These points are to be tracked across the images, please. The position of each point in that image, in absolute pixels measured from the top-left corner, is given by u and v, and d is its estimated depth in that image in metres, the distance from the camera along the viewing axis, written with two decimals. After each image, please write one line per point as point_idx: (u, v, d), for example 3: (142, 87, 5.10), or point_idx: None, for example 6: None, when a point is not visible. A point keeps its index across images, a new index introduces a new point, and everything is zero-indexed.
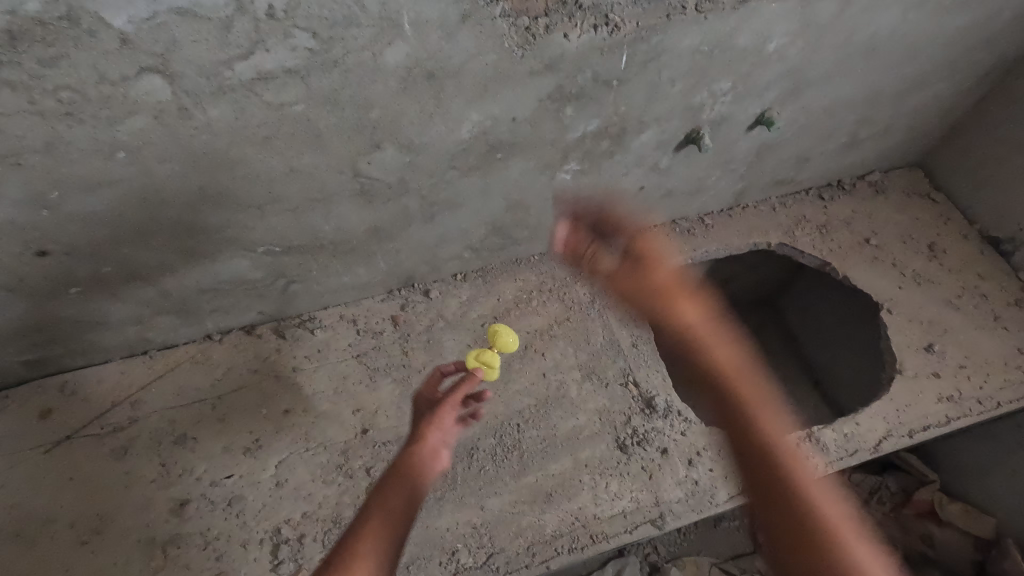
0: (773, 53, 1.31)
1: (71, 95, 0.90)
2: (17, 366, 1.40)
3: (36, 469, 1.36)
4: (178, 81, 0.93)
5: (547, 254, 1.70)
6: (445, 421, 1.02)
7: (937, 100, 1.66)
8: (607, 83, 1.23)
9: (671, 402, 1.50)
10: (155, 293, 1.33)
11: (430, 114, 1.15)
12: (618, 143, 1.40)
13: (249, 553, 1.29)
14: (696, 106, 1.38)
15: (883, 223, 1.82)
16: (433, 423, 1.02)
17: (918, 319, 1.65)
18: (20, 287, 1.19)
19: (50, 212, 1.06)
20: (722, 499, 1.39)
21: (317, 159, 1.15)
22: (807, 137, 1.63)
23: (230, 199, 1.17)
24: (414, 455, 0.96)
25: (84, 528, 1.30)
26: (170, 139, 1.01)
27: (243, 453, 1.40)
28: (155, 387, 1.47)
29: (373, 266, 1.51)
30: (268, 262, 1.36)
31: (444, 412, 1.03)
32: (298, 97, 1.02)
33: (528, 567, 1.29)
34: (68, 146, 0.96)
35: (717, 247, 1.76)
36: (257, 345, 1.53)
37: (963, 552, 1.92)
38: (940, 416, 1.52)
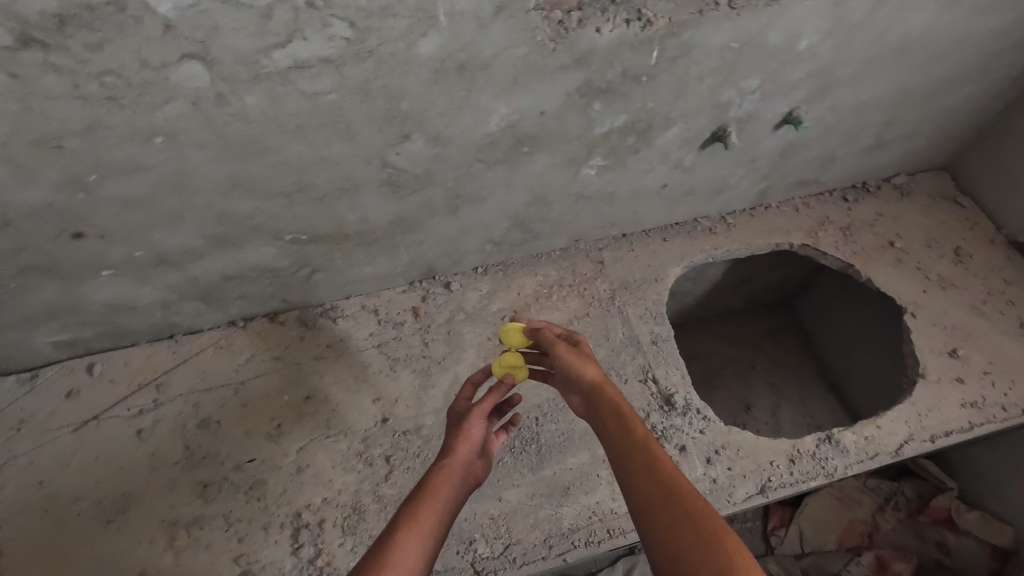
0: (804, 51, 1.30)
1: (114, 81, 0.91)
2: (47, 347, 1.43)
3: (64, 447, 1.39)
4: (217, 68, 0.95)
5: (567, 250, 1.71)
6: (474, 433, 1.03)
7: (968, 103, 1.64)
8: (636, 78, 1.23)
9: (690, 399, 1.50)
10: (183, 278, 1.35)
11: (459, 106, 1.16)
12: (644, 139, 1.40)
13: (270, 537, 1.31)
14: (723, 104, 1.38)
15: (908, 226, 1.80)
16: (463, 434, 1.03)
17: (942, 323, 1.63)
18: (55, 269, 1.21)
19: (87, 195, 1.08)
20: (740, 497, 1.38)
21: (347, 149, 1.16)
22: (833, 138, 1.62)
23: (260, 187, 1.18)
24: (450, 462, 0.98)
25: (110, 506, 1.33)
26: (206, 126, 1.03)
27: (265, 438, 1.42)
28: (180, 371, 1.49)
29: (396, 258, 1.52)
30: (294, 250, 1.38)
31: (475, 422, 1.04)
32: (332, 86, 1.03)
33: (545, 559, 1.30)
34: (108, 131, 0.98)
35: (738, 246, 1.75)
36: (280, 333, 1.55)
37: (980, 561, 1.90)
38: (963, 421, 1.50)
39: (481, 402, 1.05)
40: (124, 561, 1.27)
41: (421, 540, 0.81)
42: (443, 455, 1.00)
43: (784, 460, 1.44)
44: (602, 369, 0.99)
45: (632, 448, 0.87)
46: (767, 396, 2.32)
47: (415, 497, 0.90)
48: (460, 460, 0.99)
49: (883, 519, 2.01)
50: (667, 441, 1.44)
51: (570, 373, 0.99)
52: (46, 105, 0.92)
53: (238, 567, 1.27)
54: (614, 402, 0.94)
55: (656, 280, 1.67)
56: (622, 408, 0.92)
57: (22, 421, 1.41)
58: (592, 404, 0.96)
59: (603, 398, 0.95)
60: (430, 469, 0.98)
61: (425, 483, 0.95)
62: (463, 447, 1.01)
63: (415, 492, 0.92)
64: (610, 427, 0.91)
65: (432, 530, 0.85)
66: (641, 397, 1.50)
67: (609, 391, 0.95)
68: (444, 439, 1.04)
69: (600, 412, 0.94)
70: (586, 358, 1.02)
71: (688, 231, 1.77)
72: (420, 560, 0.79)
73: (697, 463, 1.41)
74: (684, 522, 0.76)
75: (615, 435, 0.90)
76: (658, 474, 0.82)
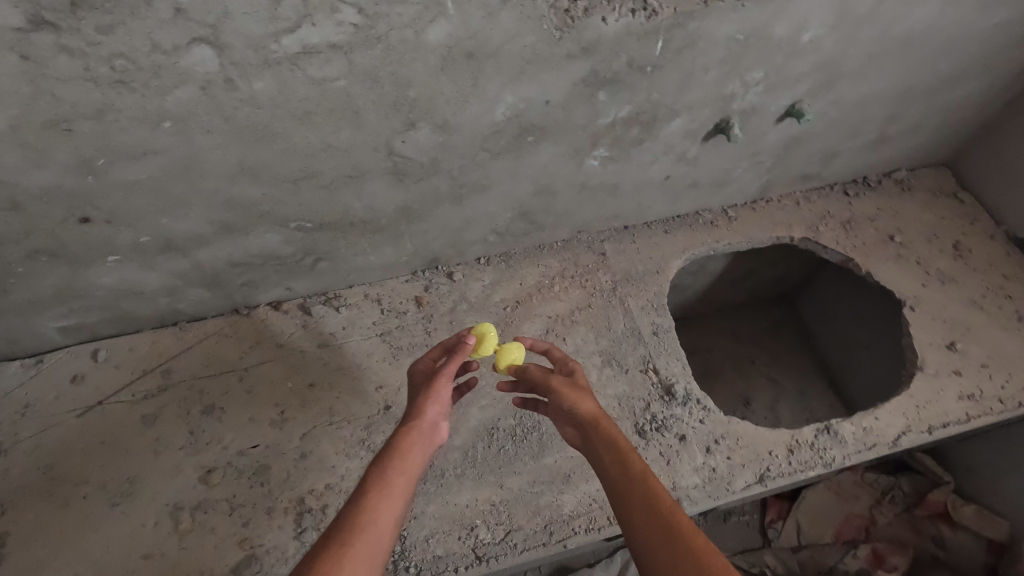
0: (809, 44, 1.31)
1: (125, 64, 0.92)
2: (53, 332, 1.44)
3: (69, 431, 1.40)
4: (227, 53, 0.95)
5: (570, 242, 1.72)
6: (442, 395, 1.08)
7: (970, 99, 1.65)
8: (642, 69, 1.24)
9: (690, 390, 1.51)
10: (189, 265, 1.36)
11: (466, 95, 1.17)
12: (648, 130, 1.41)
13: (274, 521, 1.32)
14: (727, 97, 1.39)
15: (908, 222, 1.81)
16: (430, 396, 1.08)
17: (941, 317, 1.64)
18: (62, 253, 1.22)
19: (96, 178, 1.09)
20: (739, 486, 1.40)
21: (354, 136, 1.17)
22: (836, 132, 1.63)
23: (267, 173, 1.19)
24: (417, 424, 1.03)
25: (114, 490, 1.34)
26: (215, 110, 1.03)
27: (268, 424, 1.43)
28: (185, 357, 1.50)
29: (400, 247, 1.53)
30: (300, 238, 1.39)
31: (443, 384, 1.09)
32: (340, 72, 1.04)
33: (545, 545, 1.31)
34: (119, 114, 0.99)
35: (739, 239, 1.76)
36: (284, 321, 1.56)
37: (975, 554, 1.92)
38: (960, 414, 1.51)
39: (448, 365, 1.11)
40: (128, 544, 1.28)
41: (390, 505, 0.88)
42: (411, 418, 1.04)
43: (783, 450, 1.45)
44: (598, 404, 1.02)
45: (628, 481, 0.89)
46: (766, 391, 2.34)
47: (384, 459, 0.96)
48: (427, 422, 1.04)
49: (880, 513, 2.03)
50: (667, 430, 1.45)
51: (566, 406, 1.02)
52: (57, 87, 0.92)
53: (242, 551, 1.28)
54: (610, 435, 0.96)
55: (658, 272, 1.69)
56: (619, 439, 0.95)
57: (27, 405, 1.42)
58: (587, 435, 0.98)
59: (598, 429, 0.97)
60: (397, 431, 1.02)
61: (393, 444, 1.00)
62: (431, 409, 1.06)
63: (384, 454, 0.97)
64: (605, 458, 0.93)
65: (403, 491, 0.92)
66: (642, 387, 1.51)
67: (605, 423, 0.98)
68: (411, 403, 1.08)
69: (596, 443, 0.96)
70: (581, 390, 1.05)
71: (690, 224, 1.78)
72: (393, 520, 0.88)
73: (697, 452, 1.43)
74: (681, 556, 0.77)
75: (610, 466, 0.92)
76: (656, 509, 0.84)
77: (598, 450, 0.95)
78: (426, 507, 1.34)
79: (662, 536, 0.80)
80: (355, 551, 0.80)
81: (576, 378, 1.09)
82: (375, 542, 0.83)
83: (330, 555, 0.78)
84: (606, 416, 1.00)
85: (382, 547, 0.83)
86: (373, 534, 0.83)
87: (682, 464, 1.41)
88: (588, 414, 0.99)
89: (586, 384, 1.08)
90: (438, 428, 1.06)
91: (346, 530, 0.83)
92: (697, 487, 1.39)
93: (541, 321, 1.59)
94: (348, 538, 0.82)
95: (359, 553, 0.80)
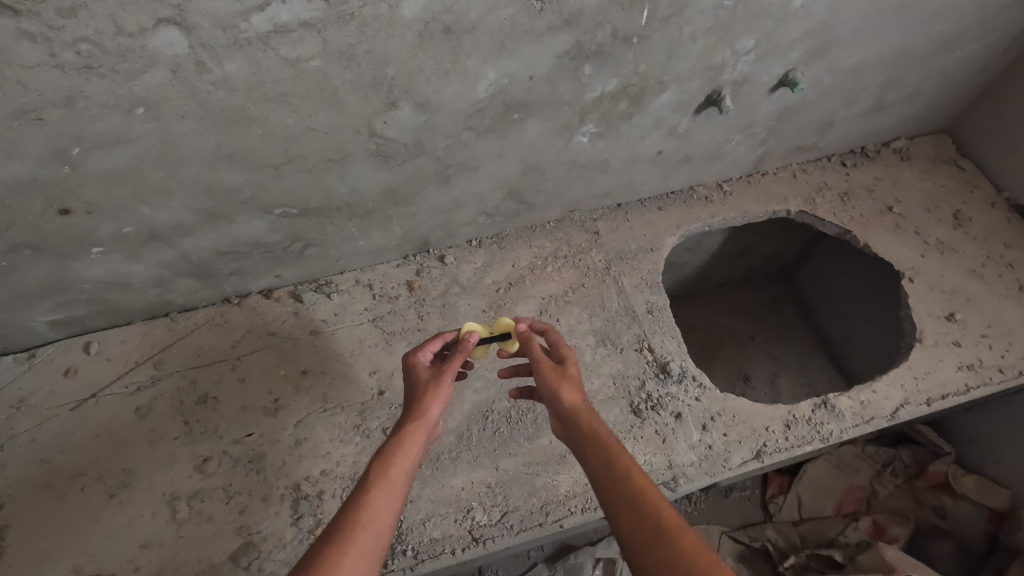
0: (800, 9, 1.27)
1: (90, 48, 0.90)
2: (43, 326, 1.43)
3: (64, 424, 1.40)
4: (195, 33, 0.93)
5: (562, 221, 1.70)
6: (444, 389, 1.08)
7: (970, 61, 1.60)
8: (627, 40, 1.21)
9: (686, 367, 1.50)
10: (174, 255, 1.35)
11: (447, 71, 1.14)
12: (637, 104, 1.38)
13: (270, 508, 1.32)
14: (718, 66, 1.35)
15: (907, 191, 1.78)
16: (433, 391, 1.07)
17: (940, 287, 1.62)
18: (44, 247, 1.21)
19: (72, 169, 1.07)
20: (736, 463, 1.39)
21: (333, 118, 1.15)
22: (831, 100, 1.59)
23: (247, 158, 1.17)
24: (418, 419, 1.03)
25: (111, 481, 1.34)
26: (188, 95, 1.01)
27: (263, 413, 1.42)
28: (177, 348, 1.50)
29: (389, 231, 1.51)
30: (286, 224, 1.37)
31: (447, 378, 1.09)
32: (315, 52, 1.01)
33: (542, 526, 1.31)
34: (89, 101, 0.97)
35: (735, 214, 1.73)
36: (275, 308, 1.55)
37: (976, 524, 1.91)
38: (959, 384, 1.50)
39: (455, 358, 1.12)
40: (127, 534, 1.29)
41: (389, 502, 0.88)
42: (412, 412, 1.04)
43: (780, 425, 1.44)
44: (583, 398, 1.03)
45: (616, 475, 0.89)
46: (766, 366, 2.33)
47: (383, 456, 0.95)
48: (429, 417, 1.04)
49: (881, 486, 2.03)
50: (662, 409, 1.44)
51: (553, 399, 1.04)
52: (23, 75, 0.90)
53: (240, 538, 1.29)
54: (594, 430, 0.97)
55: (652, 249, 1.66)
56: (603, 436, 0.95)
57: (22, 399, 1.42)
58: (571, 430, 1.00)
59: (581, 425, 0.99)
60: (398, 424, 1.03)
61: (392, 440, 0.99)
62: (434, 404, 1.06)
63: (383, 450, 0.96)
64: (590, 454, 0.94)
65: (401, 489, 0.91)
66: (637, 366, 1.50)
67: (588, 418, 0.99)
68: (413, 397, 1.08)
69: (580, 438, 0.98)
70: (567, 383, 1.05)
71: (684, 200, 1.75)
72: (393, 518, 0.87)
73: (693, 429, 1.42)
74: (673, 554, 0.77)
75: (598, 461, 0.92)
76: (645, 507, 0.83)
77: (583, 444, 0.96)
78: (422, 491, 1.34)
79: (653, 536, 0.79)
80: (354, 548, 0.80)
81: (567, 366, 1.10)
82: (374, 540, 0.83)
83: (329, 553, 0.78)
84: (590, 411, 1.01)
85: (382, 544, 0.83)
86: (373, 532, 0.83)
87: (678, 441, 1.40)
88: (574, 407, 1.01)
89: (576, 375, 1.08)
90: (438, 424, 1.07)
91: (346, 528, 0.82)
92: (693, 464, 1.38)
93: (534, 302, 1.57)
94: (348, 534, 0.82)
95: (358, 552, 0.80)
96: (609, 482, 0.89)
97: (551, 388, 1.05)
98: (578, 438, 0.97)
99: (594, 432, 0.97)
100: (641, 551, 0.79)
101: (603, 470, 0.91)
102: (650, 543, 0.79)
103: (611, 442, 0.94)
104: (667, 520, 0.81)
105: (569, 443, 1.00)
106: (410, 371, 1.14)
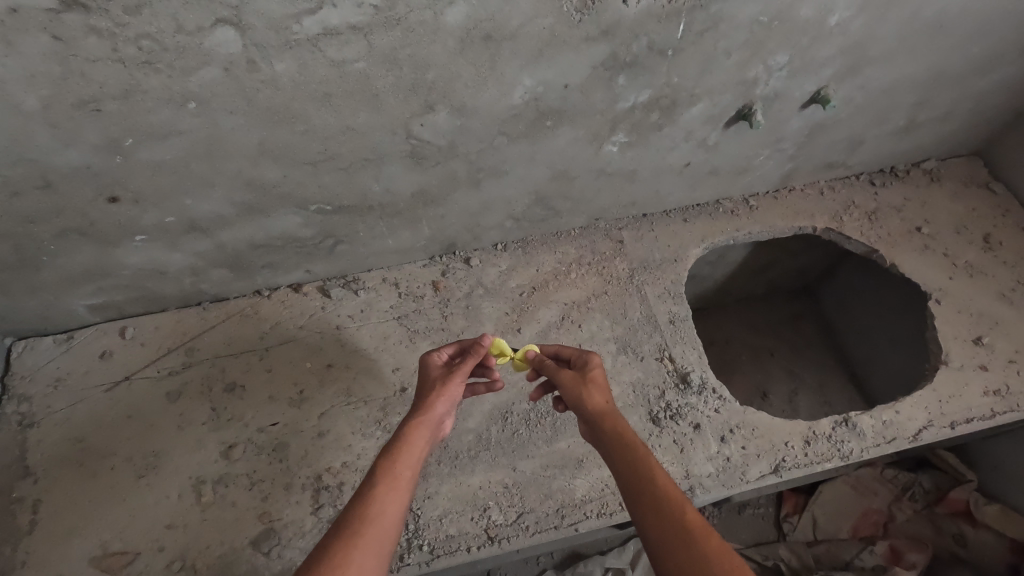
0: (835, 26, 1.28)
1: (151, 44, 0.94)
2: (83, 310, 1.49)
3: (98, 405, 1.44)
4: (249, 33, 0.97)
5: (587, 229, 1.72)
6: (450, 391, 1.11)
7: (1005, 84, 1.59)
8: (662, 52, 1.23)
9: (706, 378, 1.50)
10: (212, 246, 1.39)
11: (484, 77, 1.17)
12: (668, 115, 1.39)
13: (292, 497, 1.35)
14: (750, 81, 1.37)
15: (936, 213, 1.76)
16: (440, 393, 1.10)
17: (968, 311, 1.61)
18: (91, 232, 1.26)
19: (124, 158, 1.12)
20: (754, 476, 1.39)
21: (372, 119, 1.18)
22: (862, 119, 1.59)
23: (288, 154, 1.21)
24: (424, 419, 1.05)
25: (140, 462, 1.38)
26: (237, 92, 1.05)
27: (288, 403, 1.46)
28: (208, 336, 1.54)
29: (417, 231, 1.54)
30: (319, 220, 1.41)
31: (454, 381, 1.12)
32: (360, 54, 1.05)
33: (557, 529, 1.32)
34: (145, 95, 1.01)
35: (760, 229, 1.73)
36: (304, 302, 1.59)
37: (997, 554, 1.86)
38: (985, 409, 1.48)
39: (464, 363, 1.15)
40: (153, 514, 1.33)
41: (396, 498, 0.90)
42: (422, 411, 1.06)
43: (800, 441, 1.43)
44: (608, 401, 1.06)
45: (636, 476, 0.91)
46: (784, 384, 2.32)
47: (393, 453, 0.98)
48: (434, 417, 1.06)
49: (899, 510, 2.01)
50: (681, 419, 1.44)
51: (578, 402, 1.06)
52: (86, 68, 0.95)
53: (261, 524, 1.32)
54: (619, 433, 0.99)
55: (676, 260, 1.67)
56: (628, 438, 0.97)
57: (59, 379, 1.48)
58: (598, 431, 1.02)
59: (607, 426, 1.01)
60: (405, 422, 1.05)
61: (399, 437, 1.02)
62: (439, 405, 1.08)
63: (391, 447, 0.99)
64: (615, 455, 0.96)
65: (406, 485, 0.94)
66: (657, 375, 1.50)
67: (613, 420, 1.01)
68: (420, 398, 1.10)
69: (607, 440, 0.99)
70: (591, 386, 1.08)
71: (710, 212, 1.76)
72: (399, 513, 0.89)
73: (711, 441, 1.42)
74: (698, 555, 0.78)
75: (623, 463, 0.94)
76: (666, 507, 0.85)
77: (609, 446, 0.98)
78: (439, 487, 1.36)
79: (676, 536, 0.81)
80: (363, 540, 0.82)
81: (591, 370, 1.12)
82: (384, 533, 0.85)
83: (339, 545, 0.80)
84: (616, 414, 1.03)
85: (389, 537, 0.85)
86: (381, 525, 0.85)
87: (696, 452, 1.40)
88: (594, 411, 1.04)
89: (599, 378, 1.10)
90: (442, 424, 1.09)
91: (356, 521, 0.85)
92: (710, 475, 1.38)
93: (557, 307, 1.59)
94: (358, 527, 0.84)
95: (367, 543, 0.82)
96: (632, 483, 0.91)
97: (576, 393, 1.07)
98: (604, 440, 0.99)
99: (618, 434, 0.99)
100: (666, 551, 0.80)
101: (627, 471, 0.93)
102: (670, 544, 0.80)
103: (633, 443, 0.96)
104: (688, 520, 0.82)
105: (595, 445, 1.02)
106: (423, 372, 1.17)
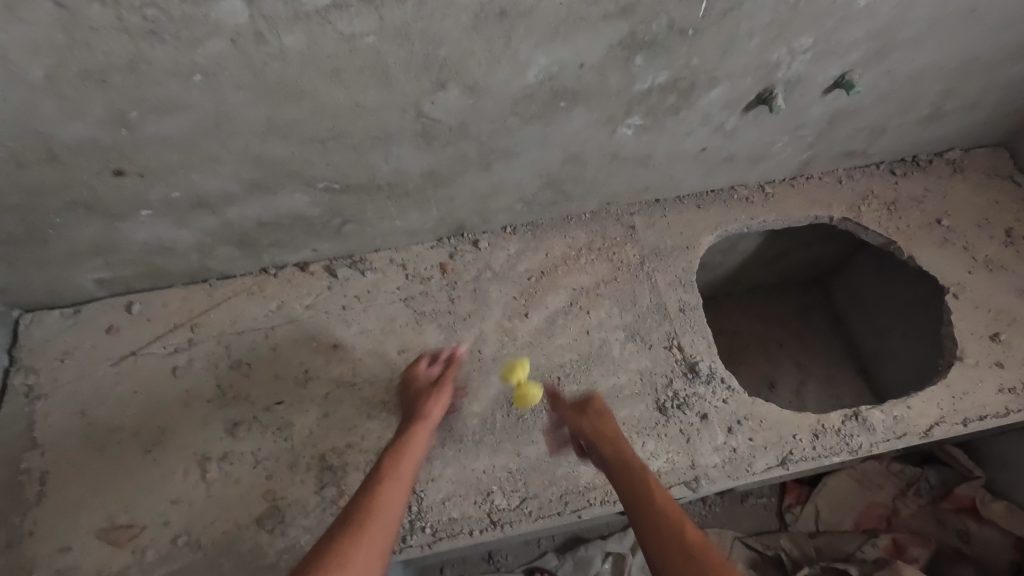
0: (864, 9, 1.23)
1: (155, 14, 0.92)
2: (90, 284, 1.48)
3: (105, 379, 1.45)
4: (257, 5, 0.94)
5: (598, 213, 1.68)
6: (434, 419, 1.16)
7: None
8: (682, 32, 1.19)
9: (715, 368, 1.48)
10: (219, 223, 1.37)
11: (498, 55, 1.13)
12: (686, 98, 1.35)
13: (296, 476, 1.35)
14: (772, 64, 1.32)
15: (958, 205, 1.72)
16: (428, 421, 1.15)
17: (985, 306, 1.57)
18: (97, 206, 1.25)
19: (129, 132, 1.10)
20: (760, 469, 1.37)
21: (382, 96, 1.15)
22: (886, 106, 1.54)
23: (296, 131, 1.18)
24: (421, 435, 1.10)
25: (147, 437, 1.39)
26: (245, 65, 1.03)
27: (293, 382, 1.45)
28: (214, 313, 1.53)
29: (426, 213, 1.52)
30: (327, 199, 1.38)
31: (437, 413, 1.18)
32: (371, 28, 1.02)
33: (560, 515, 1.32)
34: (150, 66, 0.99)
35: (775, 218, 1.70)
36: (310, 282, 1.57)
37: (1002, 551, 1.86)
38: (999, 407, 1.45)
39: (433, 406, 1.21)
40: (159, 489, 1.34)
41: (396, 493, 0.93)
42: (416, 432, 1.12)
43: (808, 435, 1.42)
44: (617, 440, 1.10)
45: (642, 497, 0.92)
46: (792, 375, 2.30)
47: (389, 459, 1.02)
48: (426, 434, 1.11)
49: (904, 504, 2.01)
50: (689, 408, 1.43)
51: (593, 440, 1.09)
52: (91, 38, 0.93)
53: (265, 502, 1.33)
54: (625, 463, 1.02)
55: (688, 247, 1.64)
56: (633, 465, 1.00)
57: (67, 352, 1.48)
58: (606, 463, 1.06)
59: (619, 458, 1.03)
60: (404, 436, 1.10)
61: (397, 446, 1.06)
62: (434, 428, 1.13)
63: (392, 454, 1.04)
64: (622, 480, 0.99)
65: (405, 484, 0.96)
66: (665, 363, 1.49)
67: (621, 454, 1.05)
68: (418, 421, 1.16)
69: (614, 470, 1.03)
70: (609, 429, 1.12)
71: (724, 199, 1.72)
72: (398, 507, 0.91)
73: (718, 432, 1.41)
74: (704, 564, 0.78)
75: (629, 487, 0.96)
76: (671, 522, 0.86)
77: (615, 473, 1.02)
78: (444, 470, 1.36)
79: (681, 548, 0.81)
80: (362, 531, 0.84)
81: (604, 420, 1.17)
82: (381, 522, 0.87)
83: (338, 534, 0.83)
84: (622, 448, 1.07)
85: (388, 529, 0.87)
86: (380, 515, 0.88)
87: (702, 442, 1.39)
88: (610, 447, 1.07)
89: (609, 425, 1.16)
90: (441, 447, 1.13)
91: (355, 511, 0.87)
92: (716, 466, 1.37)
93: (565, 292, 1.57)
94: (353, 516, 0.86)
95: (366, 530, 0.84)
96: (637, 503, 0.92)
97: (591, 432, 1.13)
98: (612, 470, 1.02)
99: (625, 463, 1.02)
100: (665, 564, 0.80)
101: (632, 491, 0.95)
102: (672, 551, 0.81)
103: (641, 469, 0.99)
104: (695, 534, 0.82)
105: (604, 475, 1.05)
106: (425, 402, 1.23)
